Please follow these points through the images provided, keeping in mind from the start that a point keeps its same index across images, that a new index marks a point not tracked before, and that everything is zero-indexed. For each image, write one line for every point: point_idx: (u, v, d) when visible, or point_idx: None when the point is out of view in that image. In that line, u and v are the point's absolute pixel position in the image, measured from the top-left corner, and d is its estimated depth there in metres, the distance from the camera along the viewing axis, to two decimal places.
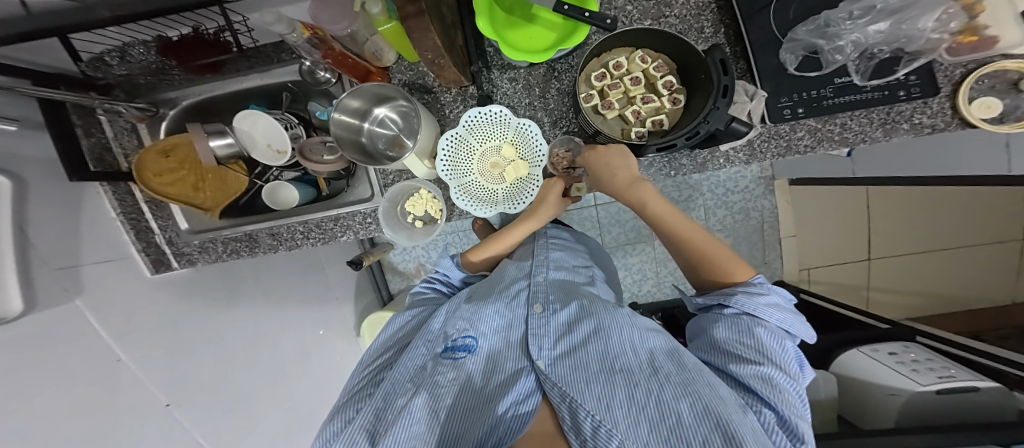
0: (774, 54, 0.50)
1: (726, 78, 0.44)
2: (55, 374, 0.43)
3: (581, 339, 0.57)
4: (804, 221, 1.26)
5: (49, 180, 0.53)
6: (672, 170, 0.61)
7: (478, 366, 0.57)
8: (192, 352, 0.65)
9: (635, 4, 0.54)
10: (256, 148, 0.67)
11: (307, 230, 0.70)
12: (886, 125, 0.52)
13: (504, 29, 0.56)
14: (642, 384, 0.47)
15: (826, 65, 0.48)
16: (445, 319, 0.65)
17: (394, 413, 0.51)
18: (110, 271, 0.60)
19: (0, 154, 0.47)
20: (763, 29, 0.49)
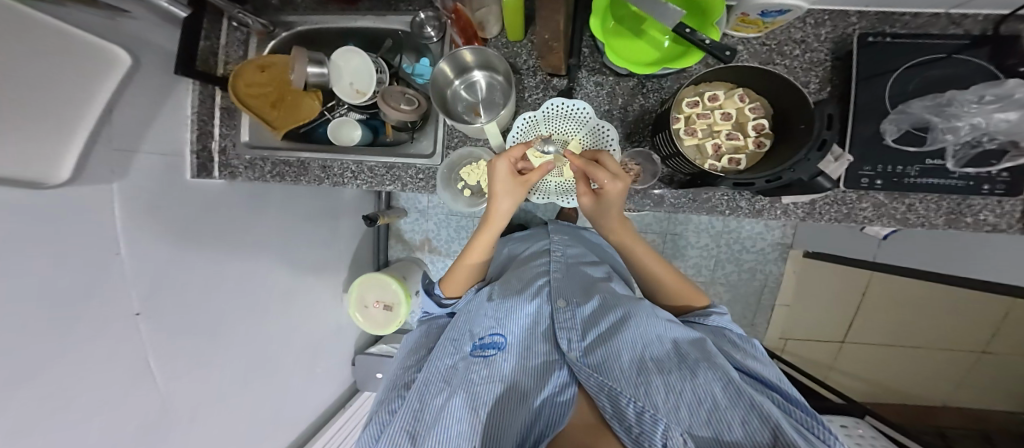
0: (876, 123, 0.51)
1: (826, 133, 0.44)
2: (49, 250, 0.43)
3: (606, 330, 0.60)
4: (804, 293, 1.27)
5: (156, 70, 0.60)
6: (728, 210, 0.63)
7: (510, 362, 0.59)
8: (189, 265, 0.65)
9: (748, 45, 0.56)
10: (338, 84, 0.70)
11: (358, 171, 0.71)
12: (950, 215, 0.55)
13: (609, 35, 0.54)
14: (673, 371, 0.51)
15: (930, 142, 0.49)
16: (472, 317, 0.66)
17: (435, 413, 0.51)
18: (163, 165, 0.63)
19: (122, 37, 0.54)
20: (875, 97, 0.51)
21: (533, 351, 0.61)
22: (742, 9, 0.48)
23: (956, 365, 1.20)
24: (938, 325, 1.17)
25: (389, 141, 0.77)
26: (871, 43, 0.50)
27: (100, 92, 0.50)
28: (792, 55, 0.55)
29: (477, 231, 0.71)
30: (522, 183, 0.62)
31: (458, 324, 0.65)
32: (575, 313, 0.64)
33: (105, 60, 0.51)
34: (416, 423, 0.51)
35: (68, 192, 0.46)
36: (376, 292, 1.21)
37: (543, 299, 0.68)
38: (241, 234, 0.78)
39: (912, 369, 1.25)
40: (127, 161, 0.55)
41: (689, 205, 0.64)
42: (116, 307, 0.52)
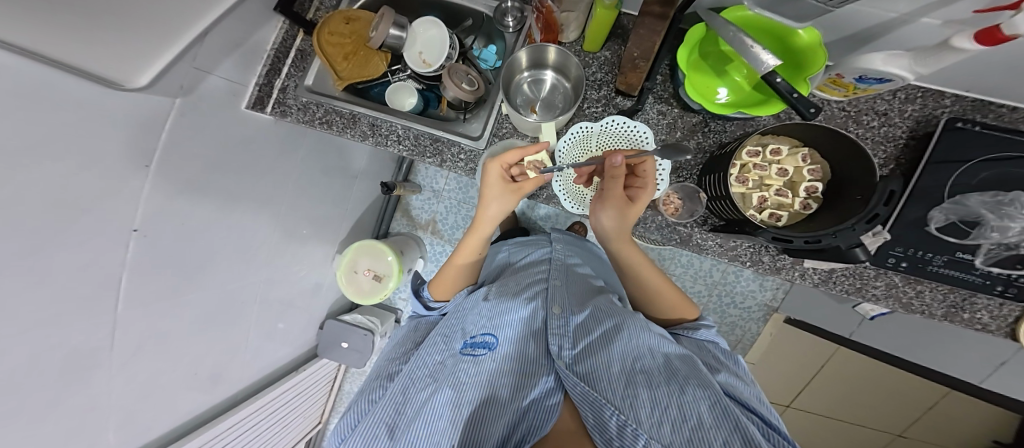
0: (925, 208, 0.54)
1: (880, 208, 0.46)
2: (82, 146, 0.44)
3: (598, 339, 0.58)
4: (770, 356, 1.29)
5: (252, 3, 0.64)
6: (751, 261, 0.65)
7: (496, 363, 0.57)
8: (202, 192, 0.65)
9: (827, 107, 0.60)
10: (408, 49, 0.72)
11: (404, 136, 0.71)
12: (950, 308, 0.59)
13: (691, 67, 0.56)
14: (661, 386, 0.50)
15: (974, 236, 0.52)
16: (465, 315, 0.67)
17: (419, 404, 0.53)
18: (223, 90, 0.65)
19: None
20: (937, 182, 0.53)
21: (520, 353, 0.59)
22: (839, 69, 0.50)
23: (881, 440, 1.24)
24: (881, 416, 1.19)
25: (440, 116, 0.78)
26: (958, 128, 0.52)
27: (191, 13, 0.53)
28: (869, 125, 0.59)
29: (463, 235, 0.72)
30: (515, 191, 0.63)
31: (451, 322, 0.66)
32: (567, 320, 0.62)
33: None
34: (398, 416, 0.53)
35: (126, 99, 0.48)
36: (369, 261, 1.20)
37: (538, 303, 0.66)
38: (257, 176, 0.78)
39: (843, 436, 1.29)
40: (198, 80, 0.59)
41: (714, 248, 0.66)
42: (128, 211, 0.53)
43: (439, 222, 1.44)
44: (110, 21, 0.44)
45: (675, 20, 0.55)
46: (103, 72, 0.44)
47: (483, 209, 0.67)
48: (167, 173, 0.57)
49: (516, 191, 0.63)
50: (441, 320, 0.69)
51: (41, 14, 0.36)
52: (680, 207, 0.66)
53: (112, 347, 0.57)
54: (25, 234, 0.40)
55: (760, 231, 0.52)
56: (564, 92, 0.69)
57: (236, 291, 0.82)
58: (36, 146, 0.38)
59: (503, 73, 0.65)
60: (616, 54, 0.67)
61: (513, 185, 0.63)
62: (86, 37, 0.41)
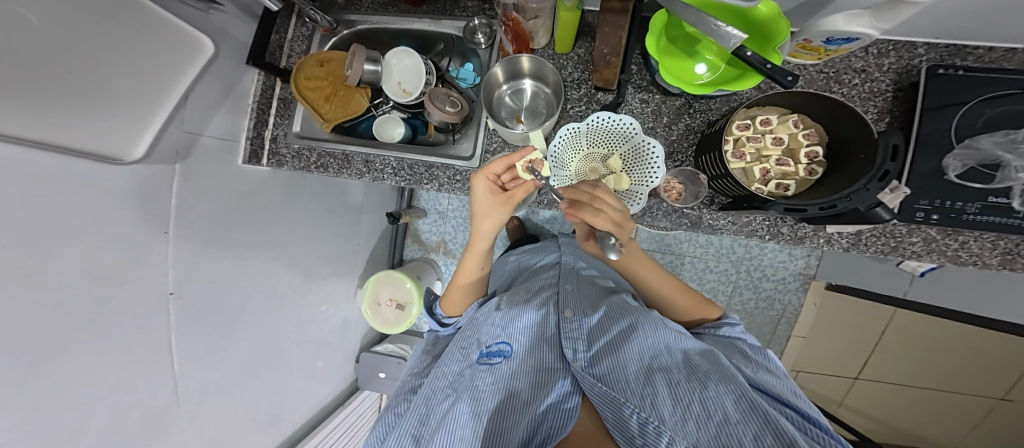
0: (935, 158, 0.50)
1: (890, 164, 0.42)
2: (100, 223, 0.47)
3: (615, 341, 0.57)
4: (820, 328, 1.24)
5: (227, 58, 0.66)
6: (769, 235, 0.62)
7: (514, 370, 0.56)
8: (222, 250, 0.68)
9: (803, 72, 0.57)
10: (387, 81, 0.73)
11: (399, 167, 0.72)
12: (1006, 255, 0.54)
13: (660, 54, 0.55)
14: (681, 385, 0.48)
15: (1000, 179, 0.47)
16: (479, 326, 0.65)
17: (441, 410, 0.52)
18: (220, 148, 0.68)
19: (209, 28, 0.61)
20: (940, 128, 0.50)
21: (535, 362, 0.58)
22: (804, 35, 0.48)
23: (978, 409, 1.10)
24: (968, 377, 1.07)
25: (430, 141, 0.78)
26: (939, 74, 0.50)
27: (169, 78, 0.56)
28: (851, 84, 0.55)
29: (463, 254, 0.72)
30: (505, 200, 0.62)
31: (467, 333, 0.64)
32: (580, 325, 0.61)
33: (175, 47, 0.56)
34: (423, 426, 0.52)
35: (134, 171, 0.51)
36: (389, 290, 1.22)
37: (550, 308, 0.66)
38: (269, 225, 0.81)
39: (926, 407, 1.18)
40: (192, 142, 0.62)
41: (729, 227, 0.63)
42: (160, 280, 0.56)
43: (449, 241, 1.46)
44: (82, 101, 0.46)
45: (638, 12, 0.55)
46: (96, 148, 0.47)
47: (476, 225, 0.67)
48: (188, 233, 0.61)
49: (506, 200, 0.62)
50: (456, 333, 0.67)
51: (16, 112, 0.38)
52: (683, 194, 0.63)
53: (178, 403, 0.61)
54: (61, 316, 0.43)
55: (771, 204, 0.49)
56: (547, 97, 0.69)
57: (275, 338, 0.86)
58: (56, 231, 0.42)
59: (484, 90, 0.64)
60: (589, 51, 0.66)
61: (502, 195, 0.62)
62: (66, 119, 0.44)
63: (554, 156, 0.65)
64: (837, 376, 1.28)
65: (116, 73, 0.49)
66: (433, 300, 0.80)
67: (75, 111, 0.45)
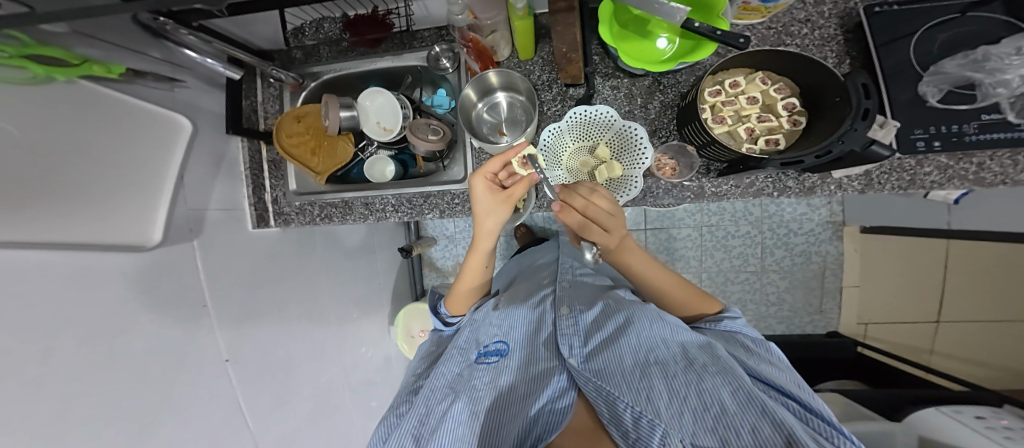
0: (912, 87, 0.51)
1: (869, 101, 0.43)
2: (152, 305, 0.51)
3: (610, 334, 0.56)
4: (871, 275, 1.21)
5: (212, 131, 0.69)
6: (777, 191, 0.59)
7: (511, 370, 0.55)
8: (257, 315, 0.72)
9: (754, 31, 0.58)
10: (367, 123, 0.73)
11: (398, 204, 0.74)
12: None
13: (617, 40, 0.55)
14: (675, 376, 0.47)
15: (982, 98, 0.47)
16: (476, 326, 0.63)
17: (440, 405, 0.51)
18: (226, 219, 0.72)
19: (186, 105, 0.63)
20: (900, 60, 0.51)
21: (534, 360, 0.57)
22: None
23: None
24: None
25: (420, 172, 0.79)
26: (879, 12, 0.52)
27: (166, 157, 0.59)
28: (802, 34, 0.56)
29: (466, 254, 0.71)
30: (505, 198, 0.61)
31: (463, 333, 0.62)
32: (576, 320, 0.59)
33: (167, 127, 0.59)
34: (421, 426, 0.50)
35: (160, 253, 0.55)
36: (420, 322, 1.24)
37: (547, 308, 0.65)
38: (295, 281, 0.86)
39: None
40: (201, 218, 0.65)
41: (732, 192, 0.61)
42: (214, 349, 0.60)
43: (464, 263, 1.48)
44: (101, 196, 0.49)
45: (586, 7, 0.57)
46: (112, 238, 0.50)
47: (478, 225, 0.65)
48: (221, 299, 0.65)
49: (505, 198, 0.61)
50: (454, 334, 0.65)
51: (50, 221, 0.42)
52: (678, 168, 0.62)
53: None
54: (146, 391, 0.48)
55: (765, 162, 0.48)
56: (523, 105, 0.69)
57: (328, 387, 0.90)
58: (118, 318, 0.46)
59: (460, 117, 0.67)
60: (551, 52, 0.67)
61: (502, 193, 0.61)
62: (81, 214, 0.47)
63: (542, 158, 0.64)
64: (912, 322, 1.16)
65: (126, 165, 0.52)
66: (439, 299, 0.79)
67: (91, 204, 0.48)
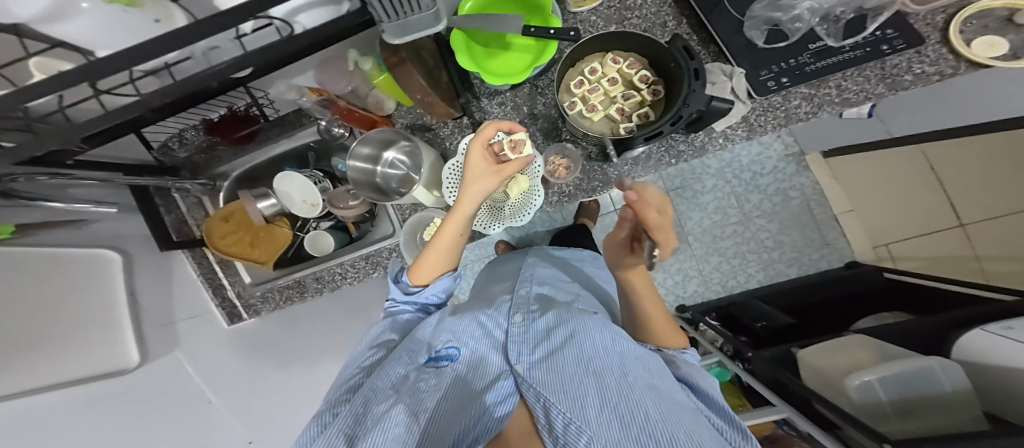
0: (742, 33, 0.57)
1: (694, 63, 0.49)
2: (161, 415, 0.59)
3: (556, 342, 0.52)
4: (865, 194, 1.16)
5: (145, 252, 0.73)
6: (673, 158, 0.61)
7: (458, 377, 0.51)
8: (261, 395, 0.79)
9: (598, 14, 0.65)
10: (293, 205, 0.78)
11: (344, 271, 0.78)
12: (886, 79, 0.55)
13: (483, 60, 0.61)
14: (614, 384, 0.43)
15: (792, 33, 0.54)
16: (426, 330, 0.58)
17: (377, 405, 0.44)
18: (197, 324, 0.78)
19: (111, 240, 0.67)
20: (722, 9, 0.58)
21: (484, 371, 0.53)
22: None
23: None
24: None
25: (357, 233, 0.86)
26: None
27: (111, 290, 0.63)
28: (638, 6, 0.63)
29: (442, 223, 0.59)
30: (495, 171, 0.54)
31: (416, 334, 0.57)
32: (528, 331, 0.57)
33: (102, 264, 0.64)
34: (357, 426, 0.42)
35: (143, 372, 0.61)
36: None
37: (499, 319, 0.62)
38: (292, 358, 0.91)
39: None
40: (172, 332, 0.71)
41: (634, 169, 0.63)
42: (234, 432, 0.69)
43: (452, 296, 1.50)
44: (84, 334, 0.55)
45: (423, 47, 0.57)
46: (95, 370, 0.55)
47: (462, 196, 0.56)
48: (221, 389, 0.72)
49: (496, 171, 0.54)
50: (410, 332, 0.59)
51: (42, 369, 0.48)
52: (572, 165, 0.65)
53: None
54: None
55: (633, 141, 0.52)
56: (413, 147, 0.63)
57: None
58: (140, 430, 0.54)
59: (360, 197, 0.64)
60: None
61: (494, 166, 0.54)
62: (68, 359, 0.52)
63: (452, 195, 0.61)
64: (939, 231, 1.12)
65: (88, 307, 0.57)
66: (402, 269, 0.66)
67: (73, 348, 0.53)
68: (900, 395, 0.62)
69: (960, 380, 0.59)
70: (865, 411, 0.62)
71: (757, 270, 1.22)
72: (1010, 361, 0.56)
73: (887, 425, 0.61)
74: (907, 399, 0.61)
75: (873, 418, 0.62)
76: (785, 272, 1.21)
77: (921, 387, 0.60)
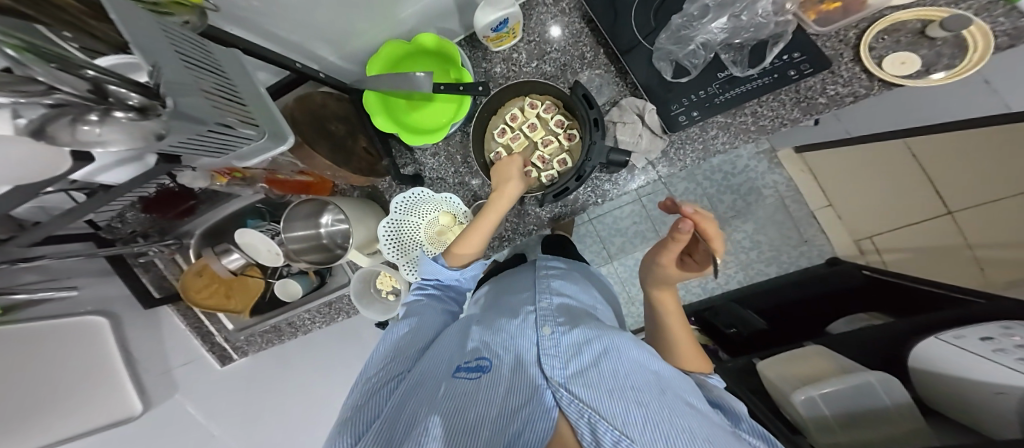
0: (652, 63, 0.56)
1: (594, 112, 0.51)
2: None
3: (596, 353, 0.43)
4: (841, 188, 1.10)
5: (132, 311, 0.75)
6: (599, 197, 0.63)
7: (490, 384, 0.40)
8: (260, 422, 0.80)
9: (520, 51, 0.63)
10: (259, 254, 0.73)
11: (312, 316, 0.85)
12: (800, 103, 0.53)
13: (405, 113, 0.61)
14: (664, 406, 0.35)
15: (693, 68, 0.54)
16: (444, 346, 0.48)
17: (407, 425, 0.36)
18: (192, 370, 0.79)
19: (100, 304, 0.70)
20: (633, 38, 0.57)
21: (517, 374, 0.41)
22: (480, 33, 0.57)
23: None
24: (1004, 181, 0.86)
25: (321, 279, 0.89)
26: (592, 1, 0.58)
27: (107, 347, 0.67)
28: (554, 39, 0.62)
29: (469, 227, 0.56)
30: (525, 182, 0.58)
31: (437, 352, 0.47)
32: (562, 337, 0.45)
33: (92, 326, 0.66)
34: None
35: (149, 418, 0.65)
36: None
37: (530, 320, 0.50)
38: (289, 388, 0.88)
39: None
40: (170, 379, 0.74)
41: (564, 211, 0.64)
42: None
43: None
44: (83, 393, 0.59)
45: (334, 117, 0.56)
46: (103, 420, 0.60)
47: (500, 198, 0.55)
48: (222, 419, 0.76)
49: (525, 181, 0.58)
50: (429, 345, 0.50)
51: (52, 427, 0.53)
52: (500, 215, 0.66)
53: None
54: None
55: (542, 197, 0.55)
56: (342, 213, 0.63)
57: None
58: None
59: (304, 264, 0.66)
60: None
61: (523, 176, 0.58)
62: (75, 417, 0.57)
63: (389, 250, 0.63)
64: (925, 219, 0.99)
65: (85, 368, 0.61)
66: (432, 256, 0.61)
67: (81, 407, 0.58)
68: (843, 410, 0.59)
69: (900, 394, 0.59)
70: (813, 428, 0.60)
71: (737, 270, 1.17)
72: (967, 373, 0.51)
73: (831, 441, 0.58)
74: (850, 414, 0.59)
75: (814, 435, 0.60)
76: (765, 271, 1.15)
77: (862, 402, 0.59)
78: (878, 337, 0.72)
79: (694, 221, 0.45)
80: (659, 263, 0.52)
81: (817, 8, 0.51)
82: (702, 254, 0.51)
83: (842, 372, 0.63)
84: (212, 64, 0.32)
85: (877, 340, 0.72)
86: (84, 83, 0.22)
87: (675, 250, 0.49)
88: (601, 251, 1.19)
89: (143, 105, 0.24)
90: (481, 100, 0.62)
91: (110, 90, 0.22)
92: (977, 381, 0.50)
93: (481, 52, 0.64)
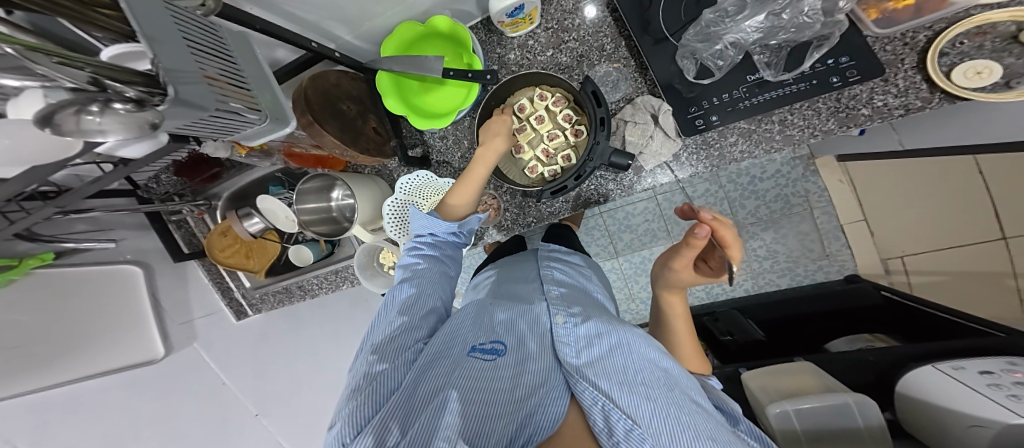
0: (673, 62, 0.53)
1: (601, 110, 0.52)
2: (185, 397, 0.72)
3: (605, 348, 0.40)
4: (873, 203, 1.06)
5: (164, 263, 0.81)
6: (602, 197, 0.62)
7: (507, 371, 0.38)
8: (271, 377, 0.88)
9: (535, 39, 0.61)
10: (278, 219, 0.76)
11: (319, 282, 0.89)
12: (838, 113, 0.48)
13: (416, 95, 0.61)
14: (673, 404, 0.33)
15: (717, 70, 0.51)
16: (459, 324, 0.46)
17: (422, 402, 0.34)
18: (211, 322, 0.85)
19: (134, 256, 0.76)
20: (657, 35, 0.54)
21: (527, 363, 0.40)
22: (494, 18, 0.55)
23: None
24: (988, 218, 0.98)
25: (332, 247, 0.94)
26: None
27: (138, 294, 0.73)
28: (576, 27, 0.59)
29: (466, 174, 0.56)
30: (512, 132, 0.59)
31: (449, 330, 0.45)
32: (575, 327, 0.43)
33: (126, 274, 0.72)
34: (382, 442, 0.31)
35: (166, 363, 0.72)
36: None
37: (544, 306, 0.48)
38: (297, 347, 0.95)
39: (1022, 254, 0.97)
40: (190, 329, 0.80)
41: (565, 206, 0.64)
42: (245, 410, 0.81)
43: None
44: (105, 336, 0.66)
45: (345, 98, 0.57)
46: (130, 360, 0.67)
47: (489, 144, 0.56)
48: (236, 370, 0.82)
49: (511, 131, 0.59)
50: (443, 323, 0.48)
51: (73, 364, 0.60)
52: (499, 206, 0.67)
53: None
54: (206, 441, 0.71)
55: (540, 193, 0.57)
56: (349, 192, 0.67)
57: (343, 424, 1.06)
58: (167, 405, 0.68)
59: (312, 235, 0.68)
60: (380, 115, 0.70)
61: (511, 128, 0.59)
62: (102, 354, 0.65)
63: (390, 228, 0.65)
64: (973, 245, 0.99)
65: (112, 310, 0.68)
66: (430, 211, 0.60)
67: (104, 347, 0.65)
68: (814, 427, 0.60)
69: (874, 419, 0.57)
70: (780, 439, 0.61)
71: (745, 278, 1.13)
72: (952, 406, 0.50)
73: None
74: (820, 432, 0.59)
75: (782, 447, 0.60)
76: (776, 282, 1.11)
77: (835, 422, 0.59)
78: (885, 364, 0.69)
79: (712, 228, 0.44)
80: (670, 267, 0.49)
81: (882, 6, 0.44)
82: (718, 261, 0.49)
83: (826, 391, 0.63)
84: (217, 47, 0.34)
85: (878, 360, 0.70)
86: (85, 76, 0.25)
87: (688, 257, 0.47)
88: (607, 247, 1.19)
89: (139, 97, 0.27)
90: (489, 88, 0.62)
91: (106, 83, 0.25)
92: (955, 414, 0.49)
93: (496, 36, 0.63)
